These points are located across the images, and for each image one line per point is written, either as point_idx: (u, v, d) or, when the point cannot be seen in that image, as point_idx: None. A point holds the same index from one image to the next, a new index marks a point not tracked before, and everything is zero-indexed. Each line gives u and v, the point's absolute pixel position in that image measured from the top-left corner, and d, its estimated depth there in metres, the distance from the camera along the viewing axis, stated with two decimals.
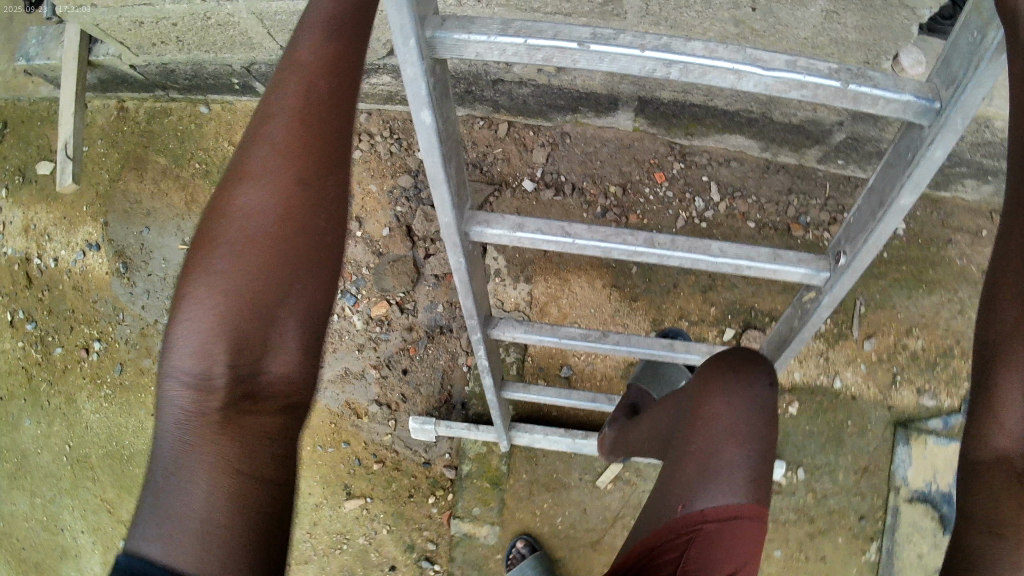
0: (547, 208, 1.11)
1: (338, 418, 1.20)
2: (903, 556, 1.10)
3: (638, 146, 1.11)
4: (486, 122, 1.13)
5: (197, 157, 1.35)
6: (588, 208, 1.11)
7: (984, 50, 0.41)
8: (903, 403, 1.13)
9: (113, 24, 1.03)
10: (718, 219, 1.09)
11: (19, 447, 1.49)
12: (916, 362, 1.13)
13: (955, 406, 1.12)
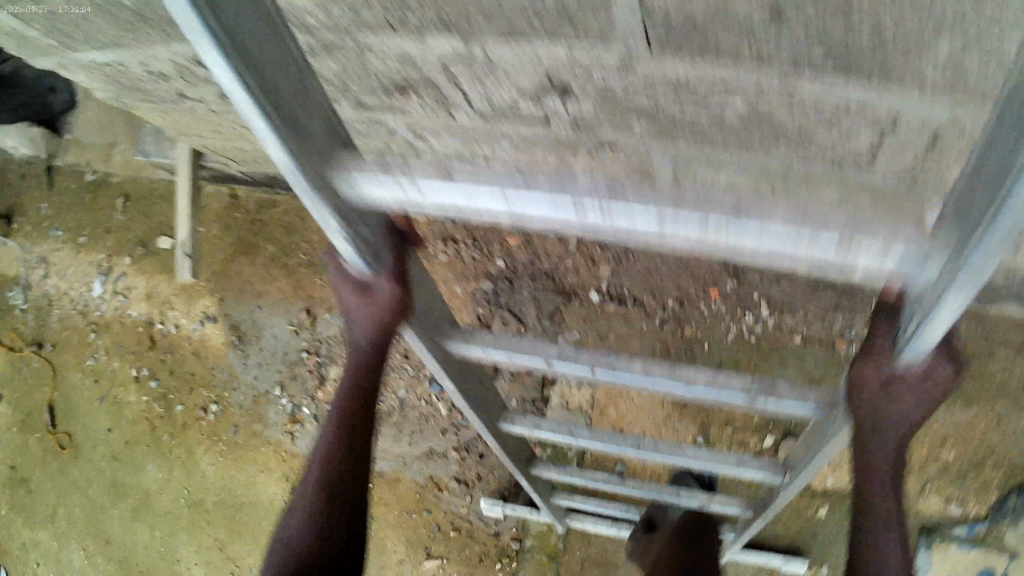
0: (610, 317, 1.32)
1: (424, 490, 1.39)
2: None
3: (695, 265, 1.26)
4: (560, 239, 1.34)
5: (301, 248, 1.57)
6: (650, 318, 1.30)
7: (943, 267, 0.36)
8: (929, 508, 1.23)
9: (234, 148, 1.27)
10: (768, 333, 1.24)
11: (143, 487, 1.77)
12: (948, 473, 1.21)
13: (981, 514, 1.21)
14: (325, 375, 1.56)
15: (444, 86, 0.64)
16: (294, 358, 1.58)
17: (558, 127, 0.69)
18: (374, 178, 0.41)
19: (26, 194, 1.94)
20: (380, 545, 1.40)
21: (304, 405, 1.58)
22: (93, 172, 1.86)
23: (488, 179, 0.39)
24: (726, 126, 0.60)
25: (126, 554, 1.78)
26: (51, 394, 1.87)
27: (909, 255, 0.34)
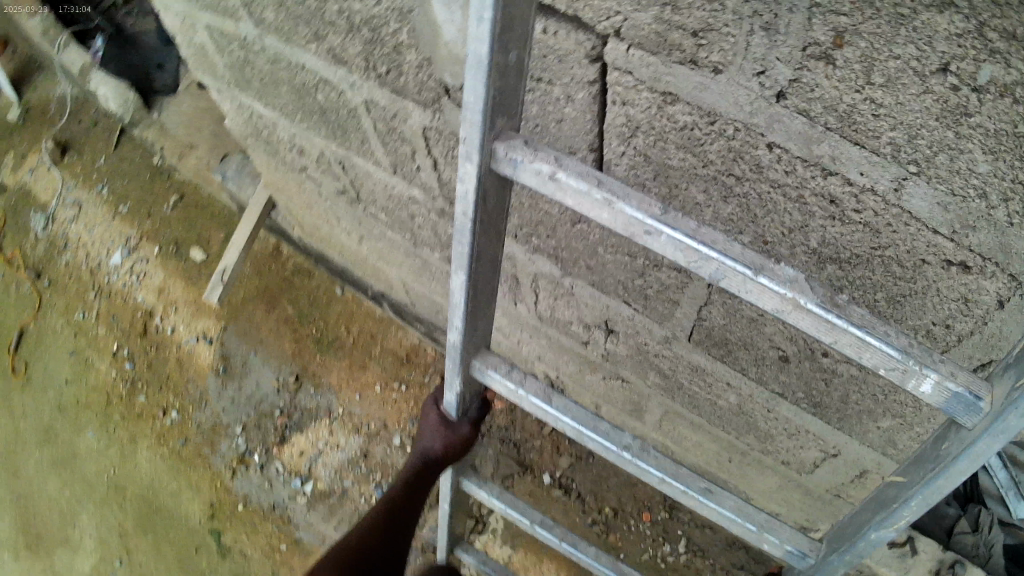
0: (553, 502, 1.47)
1: None
2: None
3: (640, 489, 1.45)
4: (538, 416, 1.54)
5: (317, 321, 1.79)
6: (583, 514, 1.45)
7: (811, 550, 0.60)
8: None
9: (323, 230, 1.48)
10: (677, 565, 1.40)
11: (72, 448, 1.73)
12: None
13: None
14: (286, 438, 1.66)
15: (524, 288, 0.88)
16: (268, 409, 1.69)
17: (591, 351, 0.92)
18: (503, 374, 0.64)
19: (91, 141, 2.11)
20: None
21: (257, 453, 1.65)
22: (162, 158, 2.04)
23: (574, 410, 0.64)
24: (715, 405, 0.83)
25: (27, 496, 1.70)
26: (29, 322, 1.90)
27: (797, 545, 0.60)
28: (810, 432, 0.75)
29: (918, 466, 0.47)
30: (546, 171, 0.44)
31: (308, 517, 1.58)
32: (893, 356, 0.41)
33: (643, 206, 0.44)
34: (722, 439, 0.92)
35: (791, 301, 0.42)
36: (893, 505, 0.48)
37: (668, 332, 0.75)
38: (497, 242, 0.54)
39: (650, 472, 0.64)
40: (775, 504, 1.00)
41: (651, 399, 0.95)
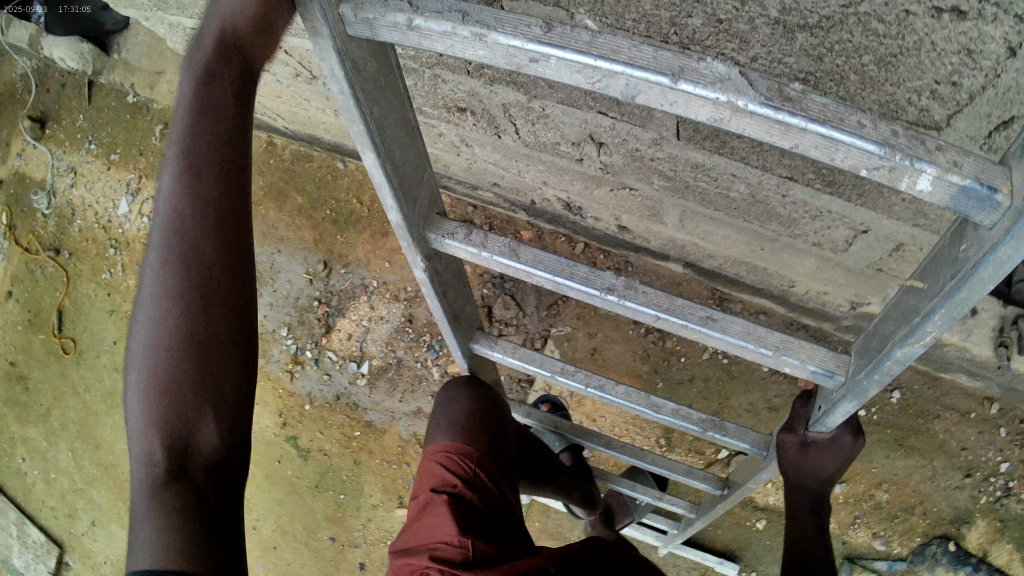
0: (603, 319, 1.53)
1: (408, 444, 1.60)
2: None
3: (687, 286, 1.48)
4: (567, 239, 1.54)
5: (329, 205, 1.65)
6: (635, 326, 1.52)
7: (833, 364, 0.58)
8: (858, 542, 1.50)
9: (307, 116, 1.41)
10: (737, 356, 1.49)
11: None
12: (877, 511, 1.47)
13: (901, 554, 1.48)
14: (331, 325, 1.63)
15: (500, 119, 0.83)
16: (308, 303, 1.65)
17: (590, 166, 0.87)
18: (460, 240, 0.62)
19: (65, 102, 1.98)
20: (359, 485, 1.65)
21: (309, 348, 1.64)
22: (135, 94, 1.90)
23: (544, 261, 0.62)
24: (729, 199, 0.78)
25: (116, 462, 1.91)
26: (63, 300, 1.92)
27: (819, 363, 0.58)
28: (832, 212, 0.70)
29: (941, 271, 0.44)
30: (403, 22, 0.41)
31: (373, 397, 1.61)
32: (871, 152, 0.37)
33: (521, 32, 0.39)
34: (748, 231, 0.86)
35: (727, 102, 0.38)
36: (918, 321, 0.45)
37: (655, 135, 0.70)
38: (395, 90, 0.51)
39: (643, 312, 0.62)
40: (819, 283, 0.97)
41: (666, 202, 0.89)
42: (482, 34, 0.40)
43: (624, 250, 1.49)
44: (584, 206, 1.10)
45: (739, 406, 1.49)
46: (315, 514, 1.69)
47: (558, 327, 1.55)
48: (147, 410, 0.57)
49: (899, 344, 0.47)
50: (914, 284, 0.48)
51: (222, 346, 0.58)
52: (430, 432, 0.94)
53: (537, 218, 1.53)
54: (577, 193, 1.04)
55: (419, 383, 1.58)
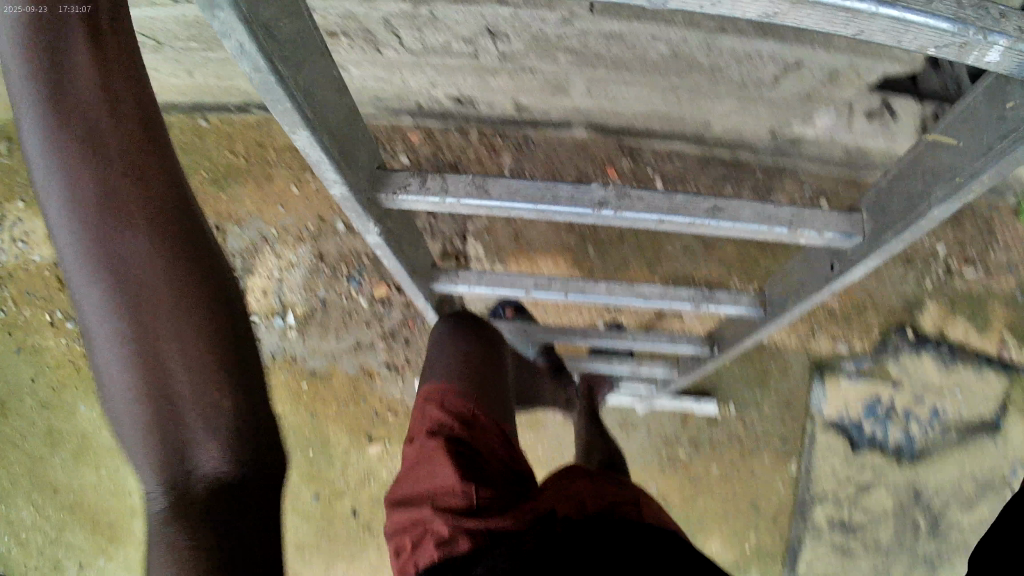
0: None
1: (359, 381, 1.61)
2: (817, 470, 1.69)
3: (592, 147, 1.47)
4: (460, 131, 1.50)
5: (204, 168, 1.53)
6: (551, 200, 1.51)
7: (863, 225, 0.68)
8: (821, 349, 1.65)
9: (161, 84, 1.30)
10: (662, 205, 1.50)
11: (81, 429, 1.95)
12: (832, 316, 1.63)
13: (863, 351, 1.64)
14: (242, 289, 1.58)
15: (383, 33, 0.77)
16: None
17: (487, 59, 0.82)
18: (418, 193, 0.63)
19: None
20: (324, 437, 1.63)
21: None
22: None
23: (521, 193, 0.64)
24: (646, 59, 0.75)
25: (77, 496, 1.97)
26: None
27: (835, 230, 0.67)
28: (762, 52, 0.69)
29: (979, 129, 0.52)
30: None
31: (309, 344, 1.59)
32: (945, 29, 0.39)
33: None
34: (660, 84, 0.84)
35: (798, 2, 0.37)
36: (959, 180, 0.55)
37: (566, 14, 0.66)
38: (313, 48, 0.46)
39: (643, 219, 0.65)
40: (739, 118, 0.94)
41: (571, 75, 0.85)
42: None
43: (520, 127, 1.46)
44: (477, 96, 1.05)
45: (673, 253, 1.51)
46: (293, 480, 1.64)
47: (473, 222, 1.51)
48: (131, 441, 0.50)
49: (940, 201, 0.57)
50: (942, 140, 0.57)
51: (196, 370, 0.51)
52: (427, 373, 0.94)
53: (425, 119, 1.48)
54: (471, 87, 0.99)
55: (348, 318, 1.57)
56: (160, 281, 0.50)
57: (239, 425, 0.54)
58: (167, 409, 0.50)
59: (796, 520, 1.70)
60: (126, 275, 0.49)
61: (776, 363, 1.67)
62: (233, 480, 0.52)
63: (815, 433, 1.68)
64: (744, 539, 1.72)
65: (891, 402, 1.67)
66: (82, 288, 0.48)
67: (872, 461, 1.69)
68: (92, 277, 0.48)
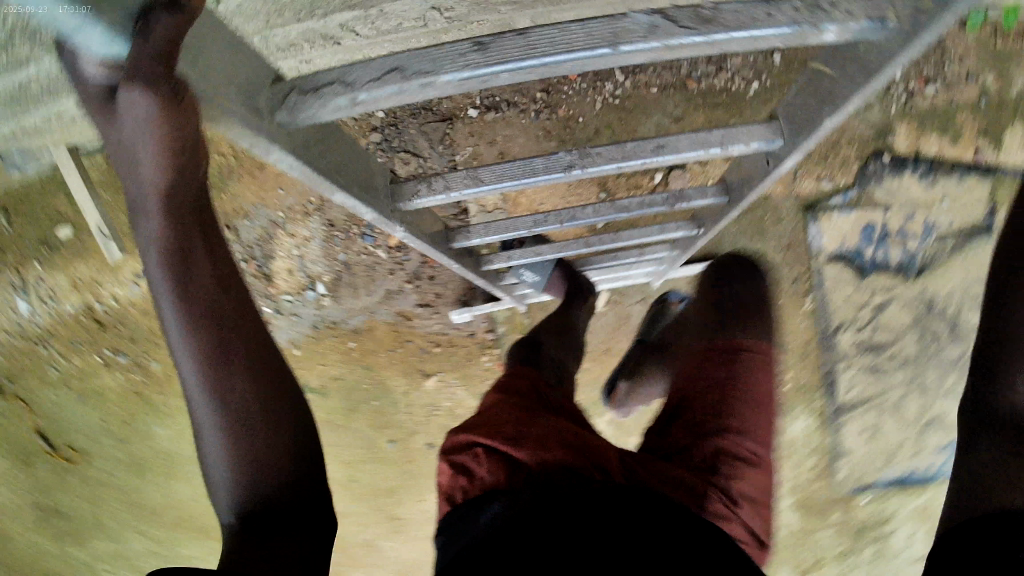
0: (494, 124, 1.59)
1: (397, 325, 1.66)
2: (830, 298, 1.78)
3: None
4: None
5: None
6: (524, 113, 1.57)
7: (775, 132, 0.87)
8: (809, 191, 1.68)
9: None
10: (627, 93, 1.53)
11: (159, 445, 2.11)
12: (814, 158, 1.64)
13: (849, 184, 1.66)
14: (268, 273, 1.61)
15: None
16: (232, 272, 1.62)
17: None
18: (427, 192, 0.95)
19: None
20: (385, 385, 1.71)
21: (263, 305, 1.64)
22: None
23: (502, 174, 0.92)
24: None
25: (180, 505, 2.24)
26: (33, 421, 2.17)
27: (758, 139, 0.87)
28: None
29: (851, 68, 0.70)
30: (347, 100, 0.65)
31: (344, 306, 1.64)
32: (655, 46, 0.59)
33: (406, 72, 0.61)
34: None
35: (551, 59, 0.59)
36: (840, 102, 0.73)
37: None
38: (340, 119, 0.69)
39: (608, 166, 0.89)
40: None
41: None
42: (432, 79, 0.61)
43: None
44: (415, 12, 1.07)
45: (649, 131, 1.55)
46: (365, 430, 1.76)
47: (460, 154, 1.63)
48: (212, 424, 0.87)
49: (831, 115, 0.75)
50: (838, 71, 0.72)
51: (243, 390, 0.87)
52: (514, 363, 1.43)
53: None
54: None
55: (374, 271, 1.60)
56: (221, 345, 0.84)
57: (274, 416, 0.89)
58: (228, 417, 0.86)
59: (823, 351, 1.83)
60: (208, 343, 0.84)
61: (771, 211, 1.72)
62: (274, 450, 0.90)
63: (819, 268, 1.76)
64: (780, 380, 1.86)
65: (885, 224, 1.70)
66: (176, 336, 0.83)
67: (880, 282, 1.75)
68: (189, 343, 0.83)
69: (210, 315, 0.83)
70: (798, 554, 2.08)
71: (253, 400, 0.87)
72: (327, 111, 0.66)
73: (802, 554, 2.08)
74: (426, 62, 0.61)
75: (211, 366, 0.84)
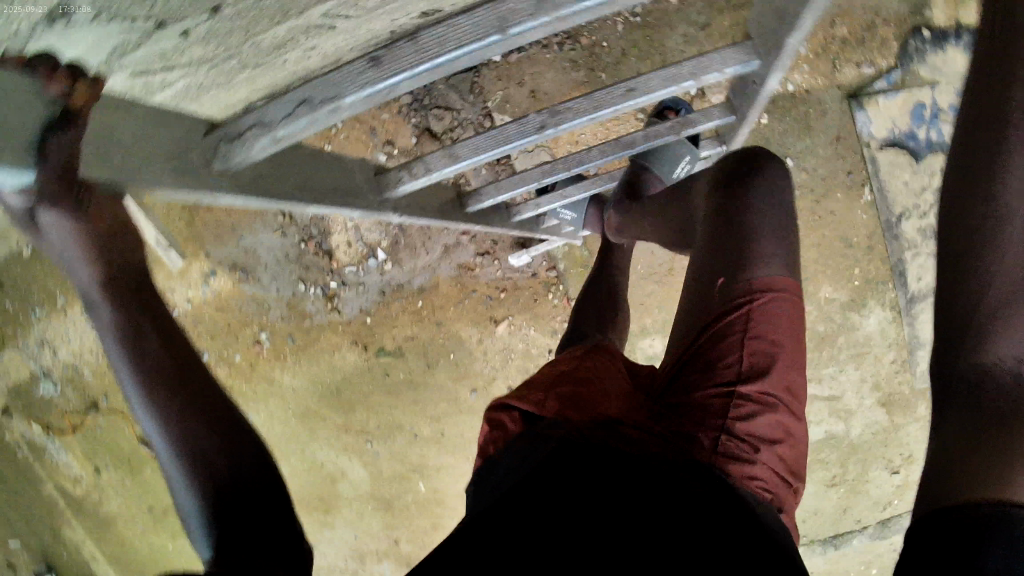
0: (520, 66, 1.60)
1: (461, 277, 1.69)
2: (892, 185, 1.71)
3: None
4: None
5: None
6: (548, 49, 1.58)
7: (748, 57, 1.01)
8: (849, 79, 1.66)
9: None
10: (648, 9, 1.53)
11: None
12: (849, 43, 1.63)
13: (892, 66, 1.64)
14: (329, 250, 1.69)
15: None
16: (297, 252, 1.70)
17: None
18: (411, 179, 1.09)
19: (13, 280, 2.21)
20: (457, 337, 1.73)
21: (329, 280, 1.71)
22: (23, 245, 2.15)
23: (489, 143, 1.07)
24: None
25: None
26: (132, 430, 2.36)
27: (734, 64, 1.01)
28: None
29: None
30: (273, 137, 0.79)
31: (407, 268, 1.69)
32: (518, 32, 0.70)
33: (343, 89, 0.75)
34: None
35: (439, 65, 0.72)
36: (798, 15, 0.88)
37: None
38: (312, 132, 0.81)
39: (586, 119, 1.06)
40: None
41: None
42: (342, 99, 0.76)
43: None
44: None
45: (676, 43, 1.53)
46: (446, 384, 1.77)
47: (492, 100, 1.63)
48: (175, 464, 0.78)
49: (792, 34, 0.91)
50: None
51: (201, 421, 0.79)
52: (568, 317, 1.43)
53: None
54: None
55: (429, 229, 1.65)
56: (172, 374, 0.80)
57: (238, 450, 0.81)
58: (189, 450, 0.78)
59: (890, 241, 1.74)
60: (158, 370, 0.79)
61: (814, 107, 1.68)
62: (244, 482, 0.80)
63: (873, 155, 1.70)
64: (851, 276, 1.77)
65: (934, 101, 1.66)
66: (123, 372, 0.79)
67: (940, 160, 1.69)
68: (137, 373, 0.79)
69: (165, 373, 0.79)
70: (886, 450, 1.92)
71: (210, 443, 0.79)
72: (255, 151, 0.80)
73: (891, 451, 1.91)
74: (331, 89, 0.76)
75: (176, 421, 0.79)
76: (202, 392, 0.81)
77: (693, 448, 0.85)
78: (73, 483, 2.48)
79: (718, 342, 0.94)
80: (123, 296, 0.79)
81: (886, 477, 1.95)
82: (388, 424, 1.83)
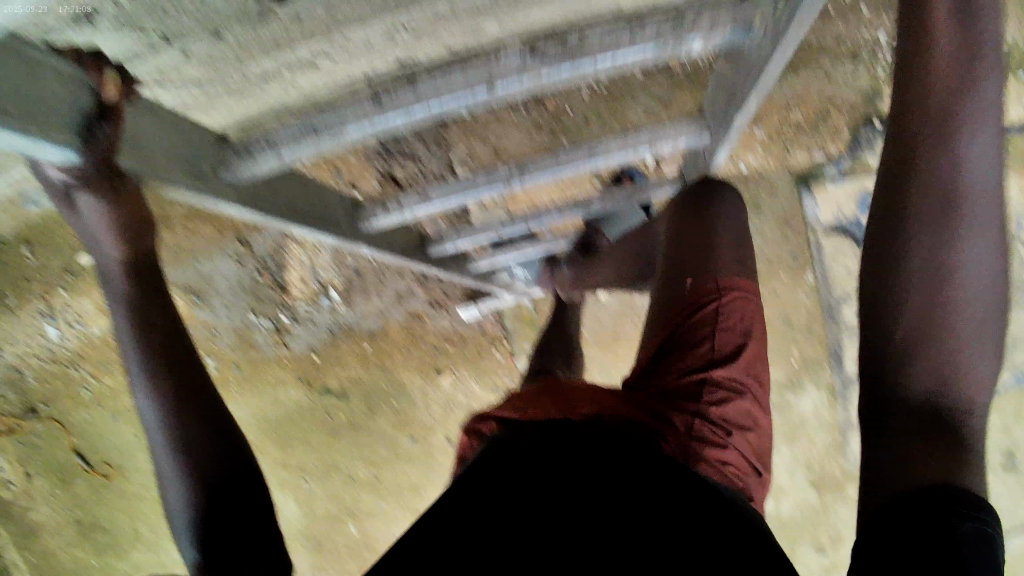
0: (486, 123, 1.63)
1: (411, 325, 1.71)
2: (834, 271, 1.78)
3: None
4: None
5: None
6: (515, 111, 1.61)
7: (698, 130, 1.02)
8: (801, 163, 1.70)
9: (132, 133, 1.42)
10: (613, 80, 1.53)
11: None
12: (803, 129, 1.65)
13: (841, 155, 1.68)
14: (283, 283, 1.68)
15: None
16: (250, 283, 1.69)
17: None
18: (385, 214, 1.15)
19: None
20: (401, 384, 1.76)
21: (280, 315, 1.72)
22: None
23: (451, 190, 1.11)
24: None
25: None
26: (70, 440, 2.36)
27: (684, 137, 1.02)
28: None
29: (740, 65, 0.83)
30: (277, 157, 0.87)
31: (358, 310, 1.69)
32: (512, 90, 0.80)
33: (346, 129, 0.86)
34: None
35: (428, 113, 0.83)
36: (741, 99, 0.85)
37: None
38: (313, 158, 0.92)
39: (541, 177, 1.09)
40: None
41: None
42: (342, 135, 0.87)
43: None
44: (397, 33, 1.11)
45: (637, 115, 1.57)
46: (386, 430, 1.82)
47: (456, 154, 1.68)
48: (171, 460, 0.82)
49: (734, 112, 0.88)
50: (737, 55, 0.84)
51: (200, 423, 0.83)
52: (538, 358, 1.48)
53: None
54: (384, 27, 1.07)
55: (383, 274, 1.65)
56: (180, 374, 0.83)
57: (233, 453, 0.85)
58: (186, 449, 0.82)
59: (828, 324, 1.83)
60: (168, 369, 0.83)
61: (766, 186, 1.73)
62: (235, 484, 0.84)
63: (818, 240, 1.77)
64: (789, 357, 1.88)
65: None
66: (131, 365, 0.82)
67: None
68: (146, 370, 0.82)
69: (172, 372, 0.83)
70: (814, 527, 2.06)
71: (210, 445, 0.83)
72: (260, 167, 0.88)
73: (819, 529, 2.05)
74: (338, 122, 0.87)
75: (180, 431, 0.82)
76: (204, 394, 0.85)
77: (664, 423, 0.93)
78: (5, 485, 2.49)
79: (684, 335, 1.01)
80: (140, 293, 0.82)
81: (815, 558, 2.12)
82: (327, 465, 1.89)
